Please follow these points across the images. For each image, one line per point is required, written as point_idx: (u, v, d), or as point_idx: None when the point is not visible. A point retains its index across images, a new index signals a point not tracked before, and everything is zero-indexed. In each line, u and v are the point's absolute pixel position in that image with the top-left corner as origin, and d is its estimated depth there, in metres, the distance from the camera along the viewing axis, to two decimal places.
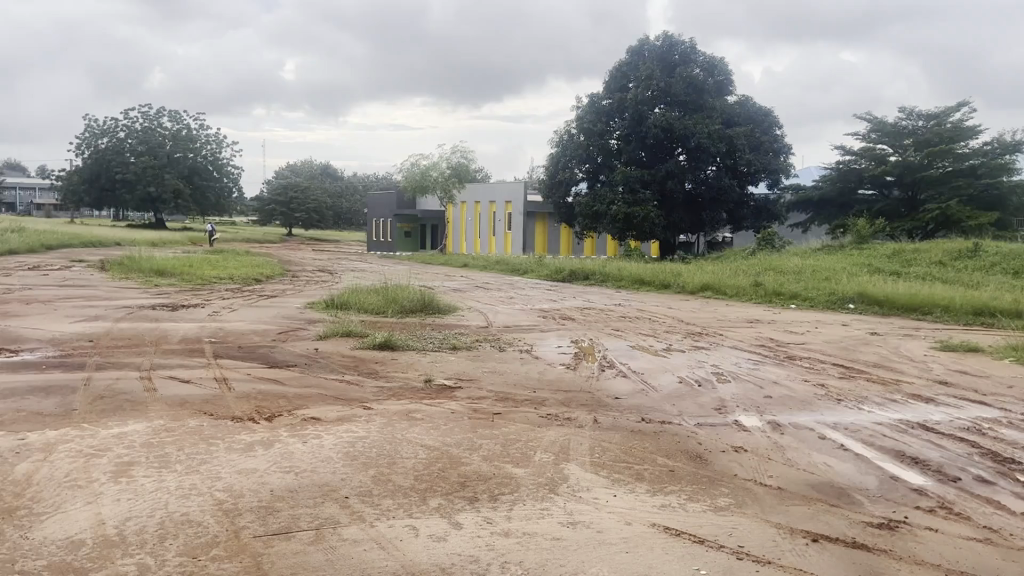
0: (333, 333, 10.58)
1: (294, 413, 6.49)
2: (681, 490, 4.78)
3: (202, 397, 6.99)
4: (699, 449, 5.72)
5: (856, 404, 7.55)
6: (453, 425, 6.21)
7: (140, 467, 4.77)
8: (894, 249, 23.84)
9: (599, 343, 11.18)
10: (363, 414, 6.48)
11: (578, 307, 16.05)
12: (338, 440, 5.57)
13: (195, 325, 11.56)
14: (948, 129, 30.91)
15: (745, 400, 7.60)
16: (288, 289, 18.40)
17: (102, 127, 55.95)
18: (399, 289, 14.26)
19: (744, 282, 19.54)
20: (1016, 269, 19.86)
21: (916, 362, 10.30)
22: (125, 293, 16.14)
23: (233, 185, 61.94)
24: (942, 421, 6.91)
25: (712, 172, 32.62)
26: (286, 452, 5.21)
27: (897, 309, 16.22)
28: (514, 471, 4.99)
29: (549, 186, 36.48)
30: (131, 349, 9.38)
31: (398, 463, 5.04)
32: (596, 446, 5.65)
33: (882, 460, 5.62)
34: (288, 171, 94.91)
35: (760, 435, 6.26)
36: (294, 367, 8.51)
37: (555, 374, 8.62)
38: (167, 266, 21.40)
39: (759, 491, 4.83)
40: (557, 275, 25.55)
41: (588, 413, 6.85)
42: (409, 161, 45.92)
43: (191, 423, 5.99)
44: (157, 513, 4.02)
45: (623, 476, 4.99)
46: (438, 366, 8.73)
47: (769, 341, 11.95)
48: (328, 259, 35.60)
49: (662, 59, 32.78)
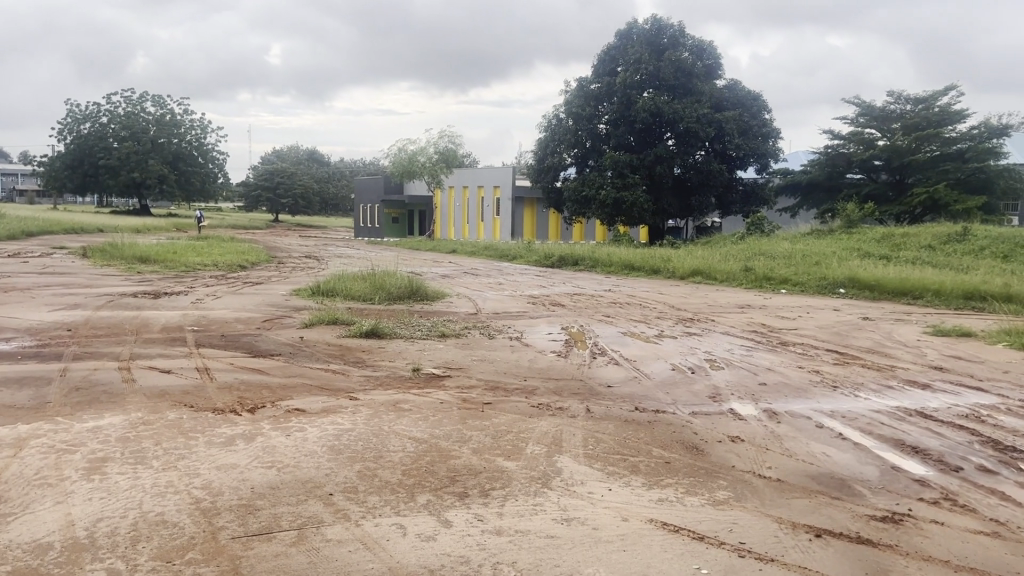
0: (318, 321, 10.37)
1: (277, 404, 6.29)
2: (678, 483, 4.63)
3: (182, 388, 6.78)
4: (694, 440, 5.55)
5: (851, 391, 7.42)
6: (442, 416, 6.03)
7: (114, 464, 4.57)
8: (884, 233, 23.83)
9: (589, 330, 11.03)
10: (349, 405, 6.29)
11: (568, 293, 15.88)
12: (324, 432, 5.38)
13: (177, 313, 11.32)
14: (936, 113, 30.82)
15: (739, 388, 7.46)
16: (273, 276, 18.14)
17: (84, 112, 55.28)
18: (386, 276, 14.06)
19: (734, 267, 19.44)
20: (1004, 252, 19.84)
21: (910, 347, 10.18)
22: (107, 280, 15.86)
23: (219, 170, 61.38)
24: (940, 408, 6.78)
25: (700, 156, 32.43)
26: (268, 446, 5.02)
27: (887, 293, 16.15)
28: (505, 464, 4.82)
29: (538, 172, 36.25)
30: (110, 338, 9.16)
31: (384, 456, 4.86)
32: (590, 438, 5.47)
33: (882, 450, 5.48)
34: (274, 156, 94.39)
35: (756, 424, 6.12)
36: (278, 356, 8.30)
37: (546, 362, 8.45)
38: (151, 252, 21.07)
39: (758, 484, 4.67)
40: (546, 261, 25.37)
41: (580, 403, 6.70)
42: (396, 146, 45.58)
43: (169, 416, 5.79)
44: (130, 513, 3.83)
45: (618, 469, 4.83)
46: (425, 354, 8.54)
47: (761, 326, 11.84)
48: (314, 245, 35.22)
49: (651, 43, 32.39)
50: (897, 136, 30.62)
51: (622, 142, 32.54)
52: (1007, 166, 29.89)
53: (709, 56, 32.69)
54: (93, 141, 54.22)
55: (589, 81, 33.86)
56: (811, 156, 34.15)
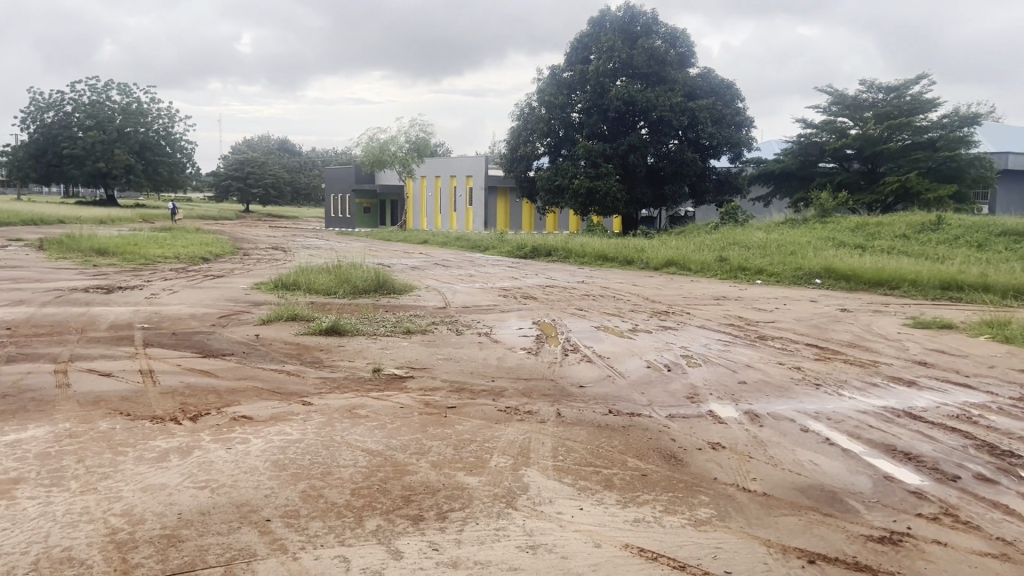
0: (276, 316, 9.87)
1: (223, 411, 5.80)
2: (657, 500, 4.21)
3: (121, 393, 6.26)
4: (673, 447, 5.16)
5: (835, 390, 7.07)
6: (401, 424, 5.56)
7: (25, 486, 4.07)
8: (857, 222, 23.64)
9: (562, 324, 10.61)
10: (301, 412, 5.82)
11: (540, 285, 15.47)
12: (269, 445, 4.90)
13: (128, 310, 10.74)
14: (908, 102, 30.71)
15: (718, 387, 7.07)
16: (236, 268, 17.53)
17: (47, 101, 53.93)
18: (352, 268, 13.55)
19: (709, 257, 19.14)
20: (979, 241, 19.71)
21: (891, 341, 9.88)
22: (58, 275, 15.12)
23: (187, 160, 60.16)
24: (929, 408, 6.44)
25: (674, 145, 32.10)
26: (205, 462, 4.54)
27: (864, 284, 15.88)
28: (466, 480, 4.38)
29: (511, 161, 35.76)
30: (50, 337, 8.59)
31: (333, 473, 4.40)
32: (560, 447, 5.06)
33: (873, 457, 5.12)
34: (244, 146, 93.01)
35: (738, 428, 5.73)
36: (229, 356, 7.79)
37: (515, 360, 8.00)
38: (110, 245, 20.26)
39: (743, 500, 4.27)
40: (520, 252, 24.93)
41: (551, 406, 6.26)
42: (367, 135, 44.87)
43: (100, 426, 5.27)
44: (32, 549, 3.36)
45: (589, 484, 4.41)
46: (388, 353, 8.07)
47: (739, 319, 11.49)
48: (282, 236, 34.40)
49: (624, 30, 32.00)
50: (870, 125, 30.46)
51: (595, 131, 32.13)
52: (978, 155, 29.86)
53: (682, 45, 32.28)
54: (56, 130, 52.90)
55: (562, 69, 33.51)
56: (784, 144, 33.99)
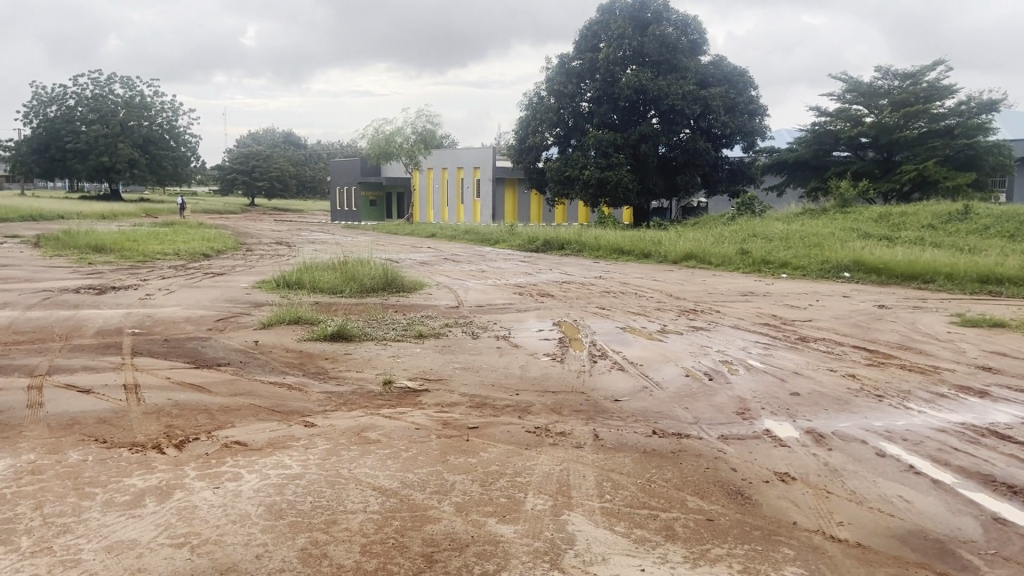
0: (276, 320, 9.12)
1: (214, 436, 5.07)
2: (732, 556, 3.47)
3: (101, 414, 5.53)
4: (736, 480, 4.41)
5: (901, 402, 6.30)
6: (418, 451, 4.82)
7: None
8: (882, 212, 22.84)
9: (584, 325, 9.89)
10: (303, 437, 5.09)
11: (556, 281, 14.69)
12: (263, 483, 4.16)
13: (118, 313, 10.00)
14: (924, 89, 29.68)
15: (768, 400, 6.31)
16: (238, 266, 16.70)
17: (50, 95, 53.36)
18: (359, 265, 12.82)
19: (730, 251, 18.36)
20: (1011, 230, 18.84)
21: (944, 342, 9.05)
22: (52, 274, 14.38)
23: (192, 154, 59.39)
24: (1014, 426, 5.66)
25: (686, 134, 31.21)
26: (187, 508, 3.79)
27: (896, 277, 15.11)
28: (500, 530, 3.64)
29: (519, 152, 34.96)
30: (30, 345, 7.87)
31: (340, 522, 3.66)
32: (605, 482, 4.31)
33: (970, 490, 4.37)
34: (249, 140, 92.52)
35: (804, 453, 4.98)
36: (225, 367, 7.05)
37: (540, 369, 7.23)
38: (108, 242, 19.55)
39: (836, 554, 3.53)
40: (531, 245, 24.16)
41: (586, 425, 5.51)
42: (372, 127, 44.07)
43: (69, 458, 4.54)
44: None
45: (648, 535, 3.65)
46: (400, 363, 7.29)
47: (773, 318, 10.71)
48: (286, 230, 33.79)
49: (634, 17, 31.10)
50: (885, 113, 29.46)
51: (605, 120, 31.20)
52: (996, 143, 28.88)
53: (694, 32, 31.28)
54: (60, 125, 52.22)
55: (571, 57, 32.57)
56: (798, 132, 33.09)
